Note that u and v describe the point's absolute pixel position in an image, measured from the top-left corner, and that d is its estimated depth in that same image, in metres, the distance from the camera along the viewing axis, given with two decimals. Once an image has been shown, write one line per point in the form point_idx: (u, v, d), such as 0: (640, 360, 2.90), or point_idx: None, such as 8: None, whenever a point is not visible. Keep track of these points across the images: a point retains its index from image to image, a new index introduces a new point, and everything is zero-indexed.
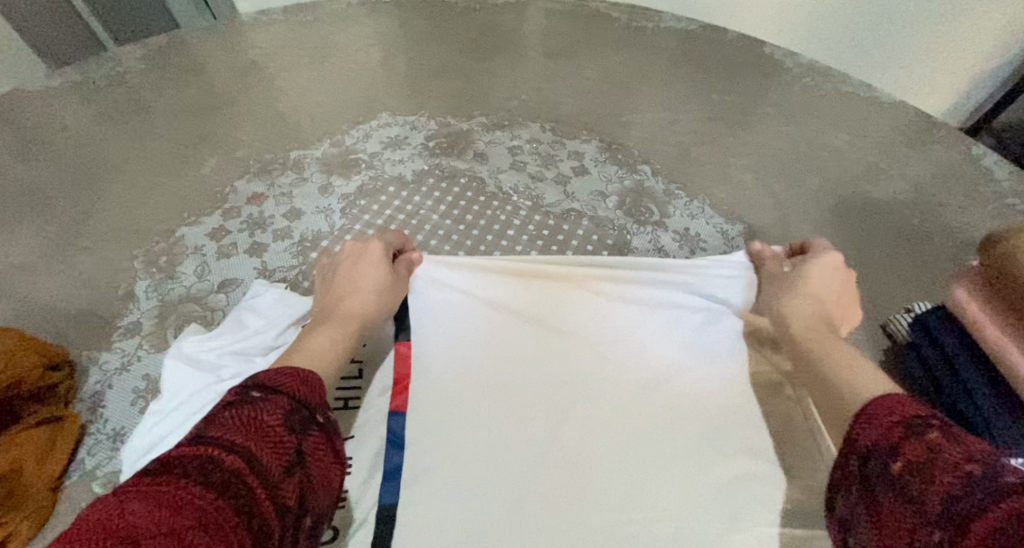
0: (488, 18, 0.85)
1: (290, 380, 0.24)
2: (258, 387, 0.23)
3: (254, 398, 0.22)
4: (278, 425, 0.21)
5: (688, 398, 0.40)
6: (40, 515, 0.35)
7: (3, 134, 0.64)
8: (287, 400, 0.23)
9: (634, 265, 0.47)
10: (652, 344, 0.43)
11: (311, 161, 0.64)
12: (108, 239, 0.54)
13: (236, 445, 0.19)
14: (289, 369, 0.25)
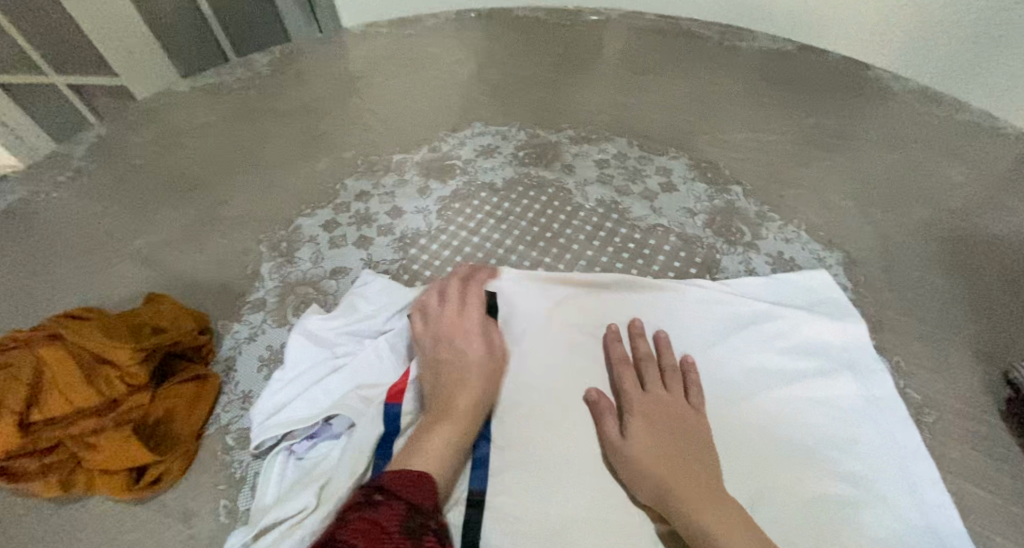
0: (577, 34, 0.88)
1: (404, 488, 0.27)
2: (377, 494, 0.26)
3: (375, 503, 0.25)
4: (397, 526, 0.23)
5: (777, 412, 0.39)
6: (187, 457, 0.41)
7: (155, 126, 0.74)
8: (401, 505, 0.25)
9: (720, 283, 0.47)
10: (739, 356, 0.42)
11: (411, 165, 0.69)
12: (239, 224, 0.61)
13: (356, 543, 0.21)
14: (401, 475, 0.29)
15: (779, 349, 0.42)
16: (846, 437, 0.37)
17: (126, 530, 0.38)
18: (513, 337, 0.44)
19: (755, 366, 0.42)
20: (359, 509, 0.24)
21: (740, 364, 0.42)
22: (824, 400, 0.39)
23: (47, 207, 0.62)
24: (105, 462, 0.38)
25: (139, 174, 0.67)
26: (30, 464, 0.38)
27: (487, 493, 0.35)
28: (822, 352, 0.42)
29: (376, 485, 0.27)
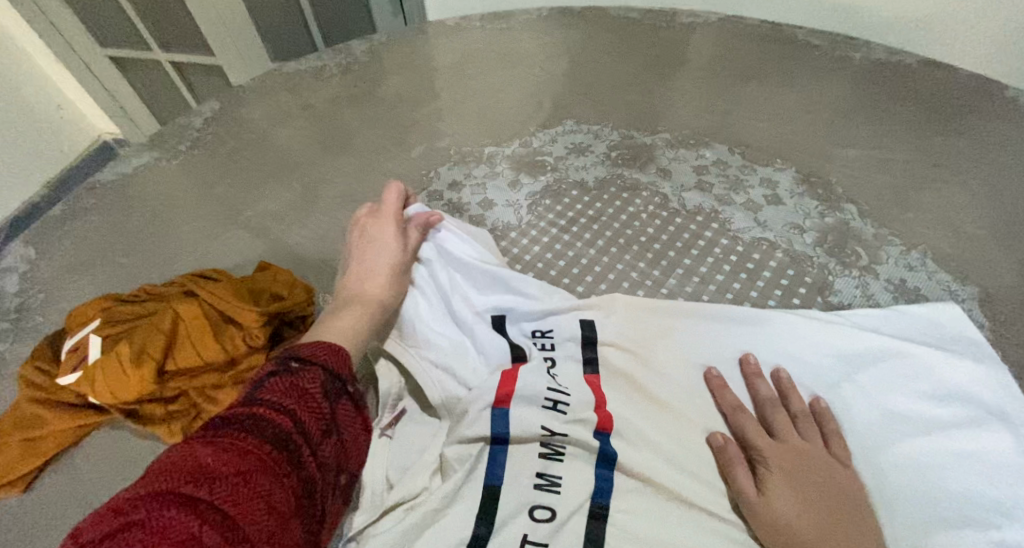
0: (675, 34, 0.84)
1: (325, 353, 0.35)
2: (299, 359, 0.33)
3: (294, 367, 0.32)
4: (314, 391, 0.32)
5: (913, 464, 0.36)
6: None
7: (261, 103, 0.78)
8: (318, 372, 0.33)
9: (833, 318, 0.45)
10: (864, 403, 0.40)
11: (503, 158, 0.69)
12: (339, 203, 0.64)
13: (280, 407, 0.29)
14: (326, 343, 0.36)
15: (906, 397, 0.40)
16: (999, 502, 0.34)
17: None
18: (620, 364, 0.44)
19: (883, 414, 0.39)
20: (282, 376, 0.31)
21: (866, 412, 0.39)
22: (965, 455, 0.37)
23: (168, 172, 0.67)
24: (221, 415, 0.40)
25: (249, 149, 0.71)
26: (157, 409, 0.41)
27: (613, 509, 0.34)
28: (957, 404, 0.39)
29: (307, 353, 0.35)
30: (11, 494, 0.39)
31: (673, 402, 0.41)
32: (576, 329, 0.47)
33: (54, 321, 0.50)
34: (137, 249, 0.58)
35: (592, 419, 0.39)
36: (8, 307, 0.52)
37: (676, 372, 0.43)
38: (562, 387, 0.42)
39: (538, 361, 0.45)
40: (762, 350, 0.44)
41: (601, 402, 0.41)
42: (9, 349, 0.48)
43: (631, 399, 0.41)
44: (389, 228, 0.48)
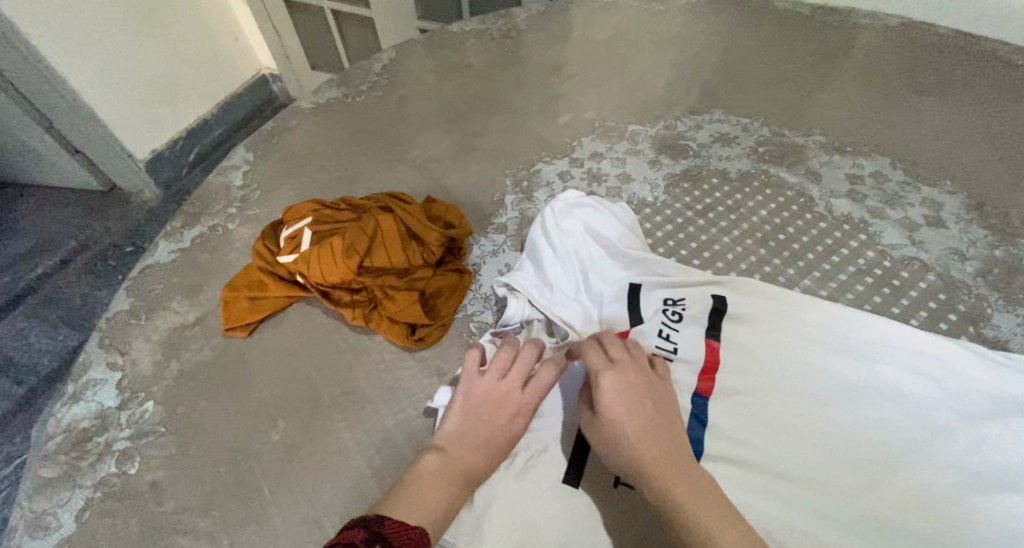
0: (846, 37, 0.79)
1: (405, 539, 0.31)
2: (378, 539, 0.29)
3: None
4: None
5: None
6: (443, 326, 0.51)
7: (427, 56, 0.85)
8: None
9: (977, 352, 0.45)
10: (985, 434, 0.40)
11: (646, 137, 0.70)
12: (491, 158, 0.70)
13: None
14: (405, 524, 0.32)
15: None
16: None
17: (397, 368, 0.49)
18: (739, 340, 0.47)
19: (1007, 451, 0.39)
20: None
21: (986, 444, 0.40)
22: None
23: (350, 109, 0.77)
24: (395, 311, 0.49)
25: (416, 97, 0.79)
26: (346, 295, 0.51)
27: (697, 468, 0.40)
28: None
29: (378, 531, 0.30)
30: (238, 334, 0.50)
31: (779, 383, 0.44)
32: (706, 303, 0.50)
33: (265, 214, 0.62)
34: (325, 171, 0.68)
35: (693, 384, 0.45)
36: (232, 196, 0.64)
37: (792, 354, 0.46)
38: (671, 351, 0.47)
39: (652, 326, 0.49)
40: (883, 357, 0.45)
41: (705, 371, 0.45)
42: (234, 228, 0.60)
43: (743, 376, 0.45)
44: (548, 221, 0.56)
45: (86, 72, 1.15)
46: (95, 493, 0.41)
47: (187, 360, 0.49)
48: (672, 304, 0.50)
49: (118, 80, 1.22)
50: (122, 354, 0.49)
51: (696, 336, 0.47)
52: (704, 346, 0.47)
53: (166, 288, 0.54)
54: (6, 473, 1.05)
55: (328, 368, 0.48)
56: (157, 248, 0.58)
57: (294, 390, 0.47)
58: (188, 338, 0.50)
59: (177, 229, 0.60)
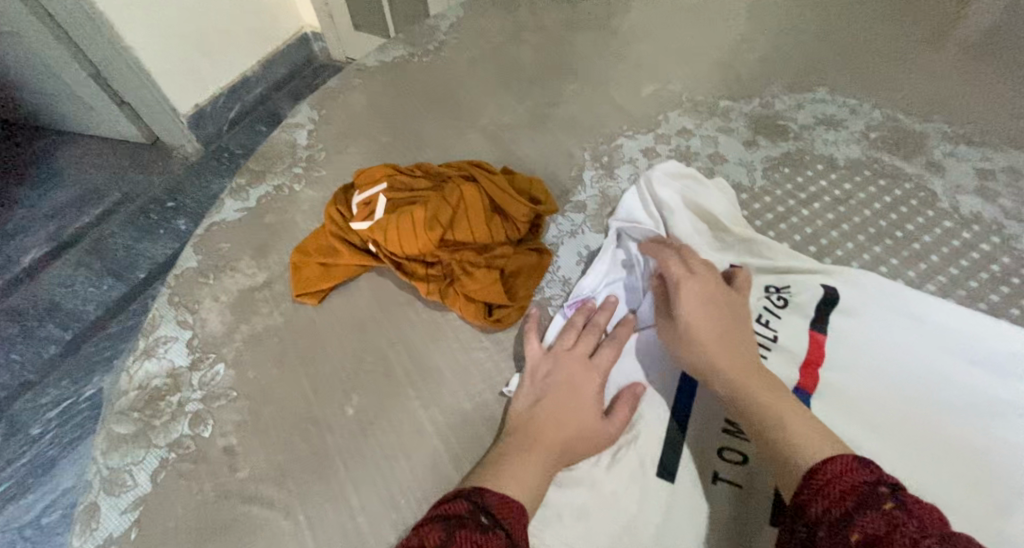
0: (971, 12, 0.70)
1: (509, 514, 0.29)
2: (485, 514, 0.28)
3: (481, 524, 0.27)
4: None
5: None
6: (521, 308, 0.47)
7: (497, 17, 0.79)
8: (502, 536, 0.27)
9: None
10: None
11: (739, 115, 0.64)
12: (568, 129, 0.65)
13: None
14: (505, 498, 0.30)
15: None
16: None
17: (475, 347, 0.45)
18: (848, 339, 0.42)
19: None
20: (465, 529, 0.26)
21: None
22: None
23: (418, 70, 0.72)
24: (473, 288, 0.45)
25: (486, 60, 0.74)
26: (420, 268, 0.48)
27: None
28: None
29: (482, 504, 0.29)
30: (308, 302, 0.48)
31: (893, 389, 0.40)
32: (816, 294, 0.45)
33: (331, 177, 0.59)
34: (392, 134, 0.65)
35: (794, 378, 0.41)
36: (298, 155, 0.61)
37: (907, 358, 0.41)
38: (768, 340, 0.43)
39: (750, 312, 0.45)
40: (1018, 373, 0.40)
41: (806, 364, 0.42)
42: (301, 188, 0.58)
43: (856, 378, 0.41)
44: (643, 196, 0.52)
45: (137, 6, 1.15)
46: (169, 453, 0.39)
47: (256, 323, 0.47)
48: (774, 290, 0.46)
49: (149, 27, 1.19)
50: (191, 312, 0.47)
51: (800, 326, 0.44)
52: (808, 339, 0.43)
53: (233, 246, 0.52)
54: (54, 416, 1.08)
55: (402, 342, 0.46)
56: (223, 205, 0.56)
57: (368, 362, 0.44)
58: (257, 300, 0.48)
59: (243, 186, 0.58)
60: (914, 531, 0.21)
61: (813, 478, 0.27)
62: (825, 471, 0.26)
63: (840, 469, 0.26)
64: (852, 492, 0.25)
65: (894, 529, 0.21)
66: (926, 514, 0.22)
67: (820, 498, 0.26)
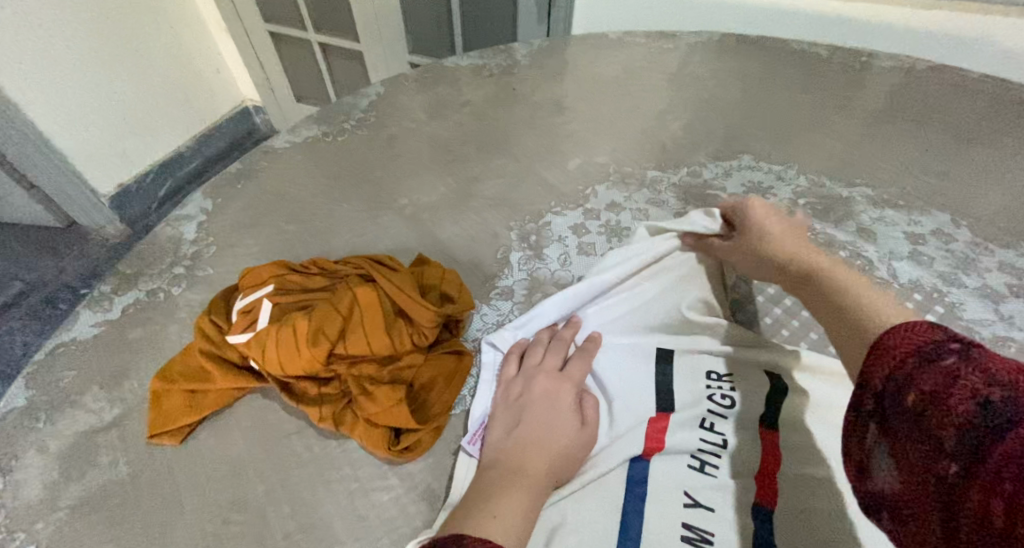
0: (876, 79, 0.73)
1: None
2: None
3: None
4: None
5: None
6: (435, 429, 0.39)
7: (419, 93, 0.77)
8: None
9: None
10: None
11: (668, 185, 0.62)
12: (493, 207, 0.61)
13: None
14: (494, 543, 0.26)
15: None
16: None
17: (376, 487, 0.37)
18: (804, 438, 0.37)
19: None
20: None
21: None
22: None
23: (331, 149, 0.67)
24: (373, 412, 0.38)
25: (407, 137, 0.70)
26: (311, 388, 0.39)
27: None
28: None
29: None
30: (166, 443, 0.38)
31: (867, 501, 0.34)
32: (762, 386, 0.40)
33: (219, 276, 0.51)
34: (298, 221, 0.58)
35: (753, 493, 0.34)
36: (181, 252, 0.53)
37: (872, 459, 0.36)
38: (716, 448, 0.37)
39: (692, 413, 0.39)
40: None
41: (763, 473, 0.35)
42: (179, 292, 0.49)
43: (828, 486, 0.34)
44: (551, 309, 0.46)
45: (64, 86, 1.12)
46: None
47: (92, 481, 0.37)
48: (716, 383, 0.41)
49: (76, 111, 1.15)
50: (6, 473, 0.37)
51: (749, 422, 0.38)
52: (761, 440, 0.37)
53: (80, 374, 0.43)
54: None
55: (280, 488, 0.36)
56: (77, 320, 0.47)
57: (235, 521, 0.35)
58: (99, 447, 0.39)
59: (106, 294, 0.49)
60: (976, 384, 0.20)
61: (875, 349, 0.26)
62: (888, 340, 0.25)
63: (899, 339, 0.25)
64: (916, 352, 0.23)
65: (953, 387, 0.21)
66: (991, 361, 0.21)
67: (884, 364, 0.25)
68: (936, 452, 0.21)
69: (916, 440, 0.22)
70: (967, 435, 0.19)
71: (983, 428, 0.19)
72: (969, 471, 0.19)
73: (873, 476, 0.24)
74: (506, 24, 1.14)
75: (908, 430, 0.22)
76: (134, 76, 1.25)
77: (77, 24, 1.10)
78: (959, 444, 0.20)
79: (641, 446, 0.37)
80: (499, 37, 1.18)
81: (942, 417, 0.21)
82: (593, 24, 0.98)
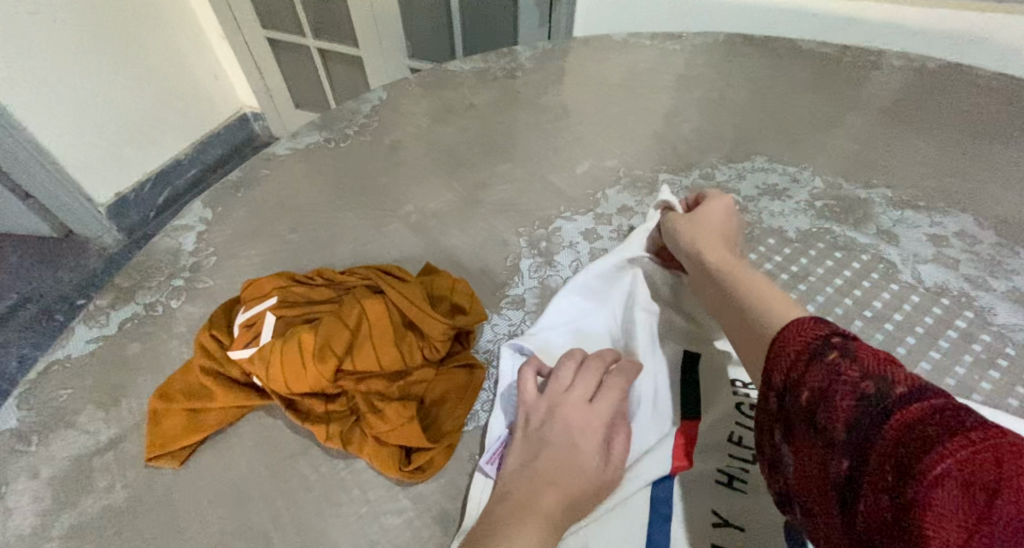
0: (885, 78, 0.72)
1: None
2: None
3: None
4: None
5: None
6: (448, 448, 0.37)
7: (422, 97, 0.75)
8: None
9: None
10: None
11: (680, 189, 0.60)
12: (501, 213, 0.59)
13: None
14: None
15: None
16: None
17: (387, 510, 0.35)
18: None
19: None
20: None
21: None
22: None
23: (333, 156, 0.65)
24: (383, 431, 0.36)
25: (411, 142, 0.68)
26: (318, 405, 0.38)
27: None
28: None
29: None
30: (166, 465, 0.37)
31: None
32: None
33: (220, 287, 0.49)
34: (301, 229, 0.56)
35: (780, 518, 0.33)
36: (181, 263, 0.52)
37: None
38: (746, 463, 0.36)
39: (721, 430, 0.38)
40: None
41: None
42: (178, 305, 0.48)
43: None
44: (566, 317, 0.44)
45: (59, 93, 1.10)
46: None
47: (88, 507, 0.35)
48: (742, 391, 0.40)
49: (73, 121, 1.14)
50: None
51: None
52: None
53: (75, 393, 0.41)
54: None
55: (286, 513, 0.35)
56: (72, 336, 0.45)
57: None
58: (96, 471, 0.37)
59: (102, 309, 0.47)
60: (856, 378, 0.24)
61: (773, 348, 0.29)
62: (781, 339, 0.28)
63: (793, 334, 0.28)
64: (804, 350, 0.27)
65: (838, 382, 0.24)
66: (865, 354, 0.25)
67: (780, 364, 0.27)
68: (831, 445, 0.24)
69: (811, 435, 0.25)
70: (854, 428, 0.23)
71: (869, 417, 0.22)
72: (859, 457, 0.22)
73: (783, 468, 0.27)
74: (507, 28, 1.13)
75: (805, 427, 0.25)
76: (131, 83, 1.24)
77: (71, 29, 1.08)
78: (851, 437, 0.23)
79: (668, 466, 0.35)
80: (500, 42, 1.17)
81: (830, 411, 0.24)
82: (596, 27, 0.96)
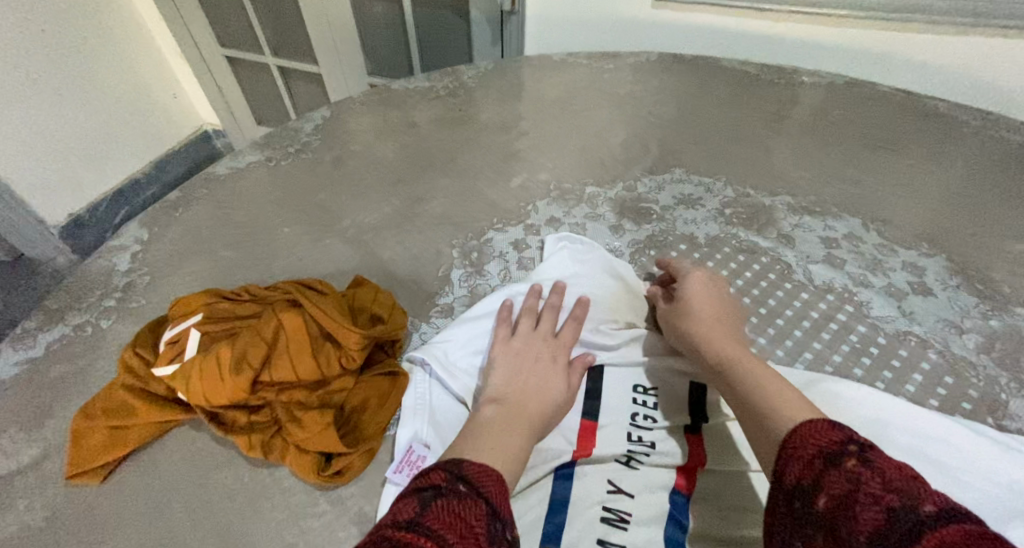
0: (798, 95, 0.78)
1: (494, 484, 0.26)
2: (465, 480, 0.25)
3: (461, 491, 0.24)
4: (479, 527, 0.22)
5: None
6: (369, 452, 0.39)
7: (365, 116, 0.78)
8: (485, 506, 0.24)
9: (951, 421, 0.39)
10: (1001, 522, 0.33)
11: (605, 200, 0.64)
12: (436, 226, 0.62)
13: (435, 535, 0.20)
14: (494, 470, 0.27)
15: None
16: None
17: (305, 515, 0.37)
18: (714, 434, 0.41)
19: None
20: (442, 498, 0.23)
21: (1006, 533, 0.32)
22: None
23: (273, 174, 0.67)
24: (302, 438, 0.38)
25: (352, 159, 0.71)
26: (241, 416, 0.39)
27: None
28: None
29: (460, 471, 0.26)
30: (86, 482, 0.38)
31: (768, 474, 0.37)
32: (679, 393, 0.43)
33: (152, 306, 0.50)
34: (237, 247, 0.58)
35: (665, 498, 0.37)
36: (113, 284, 0.52)
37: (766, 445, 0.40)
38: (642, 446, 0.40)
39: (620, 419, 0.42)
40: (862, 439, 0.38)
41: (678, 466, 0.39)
42: (109, 325, 0.48)
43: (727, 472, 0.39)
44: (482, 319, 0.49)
45: (7, 118, 1.08)
46: None
47: (6, 528, 0.36)
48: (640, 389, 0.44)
49: (23, 145, 1.12)
50: None
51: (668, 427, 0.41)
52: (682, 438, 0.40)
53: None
54: None
55: (205, 522, 0.36)
56: None
57: None
58: (16, 492, 0.37)
59: (30, 331, 0.48)
60: (878, 490, 0.22)
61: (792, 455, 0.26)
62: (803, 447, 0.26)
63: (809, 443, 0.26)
64: (819, 455, 0.25)
65: (859, 491, 0.22)
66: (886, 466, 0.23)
67: (794, 471, 0.26)
68: None
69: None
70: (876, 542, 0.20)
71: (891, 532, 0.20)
72: None
73: None
74: (460, 48, 1.17)
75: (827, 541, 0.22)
76: (84, 106, 1.22)
77: (21, 52, 1.07)
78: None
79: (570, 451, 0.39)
80: (453, 60, 1.21)
81: (851, 523, 0.21)
82: (540, 47, 1.01)
